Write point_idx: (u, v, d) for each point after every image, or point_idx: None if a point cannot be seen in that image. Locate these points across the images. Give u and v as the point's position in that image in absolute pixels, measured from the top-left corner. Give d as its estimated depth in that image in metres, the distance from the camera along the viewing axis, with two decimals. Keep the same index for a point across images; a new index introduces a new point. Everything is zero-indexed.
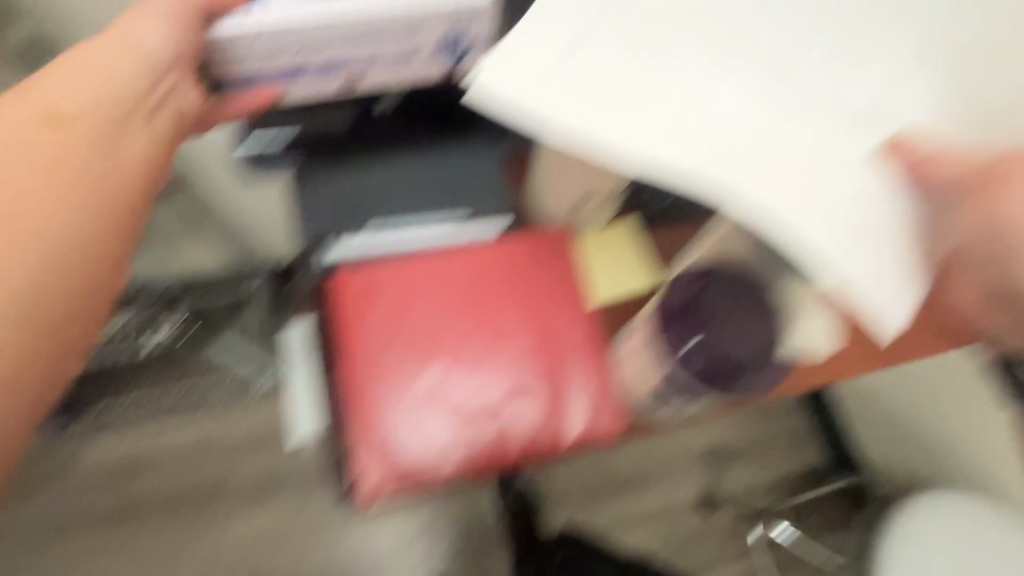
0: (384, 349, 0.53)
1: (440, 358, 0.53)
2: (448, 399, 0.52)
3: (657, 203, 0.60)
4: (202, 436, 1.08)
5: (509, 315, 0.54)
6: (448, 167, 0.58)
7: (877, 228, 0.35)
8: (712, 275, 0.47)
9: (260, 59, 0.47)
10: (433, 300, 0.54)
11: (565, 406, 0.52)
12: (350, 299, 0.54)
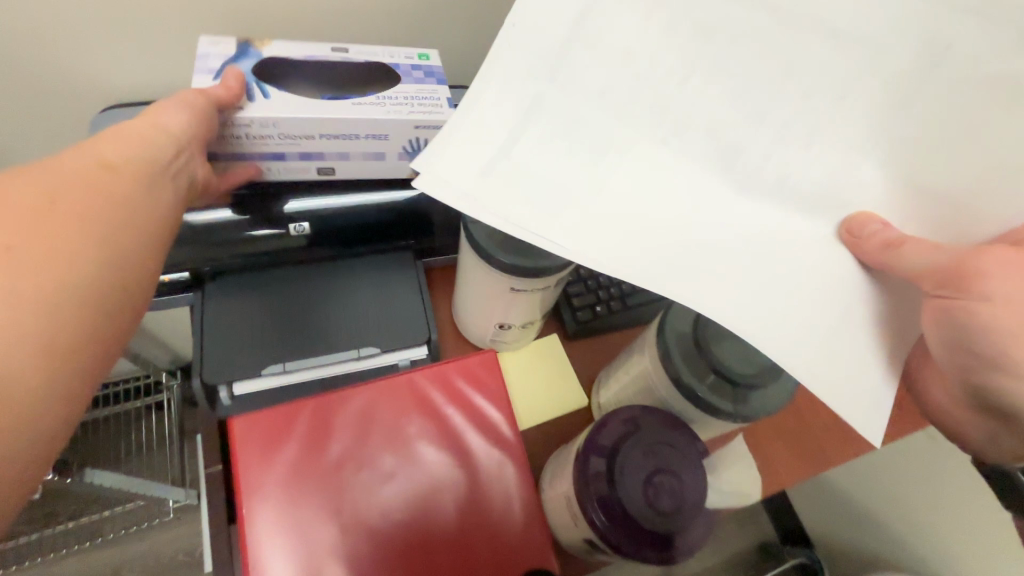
0: (285, 507, 0.46)
1: (354, 511, 0.47)
2: (362, 561, 0.45)
3: (582, 318, 0.59)
4: (98, 569, 0.95)
5: (431, 452, 0.50)
6: (365, 290, 0.55)
7: (836, 332, 0.32)
8: (636, 417, 0.40)
9: (244, 145, 0.43)
10: (347, 441, 0.49)
11: (495, 555, 0.47)
12: (246, 448, 0.47)
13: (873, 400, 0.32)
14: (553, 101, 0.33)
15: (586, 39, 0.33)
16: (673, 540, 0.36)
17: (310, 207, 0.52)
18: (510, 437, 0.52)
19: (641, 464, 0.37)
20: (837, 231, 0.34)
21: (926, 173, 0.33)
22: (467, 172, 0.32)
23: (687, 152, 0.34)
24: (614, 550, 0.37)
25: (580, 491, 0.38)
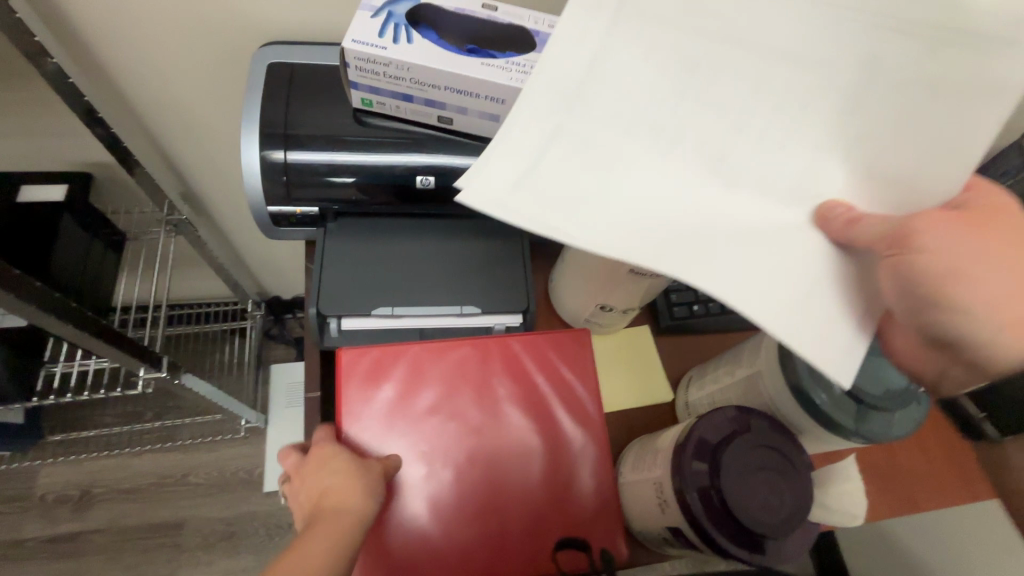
0: (380, 440, 0.49)
1: (442, 457, 0.49)
2: (446, 506, 0.47)
3: (678, 315, 0.59)
4: (171, 470, 1.04)
5: (519, 416, 0.51)
6: (470, 250, 0.57)
7: (812, 304, 0.27)
8: (746, 416, 0.40)
9: (379, 80, 0.48)
10: (443, 390, 0.51)
11: (573, 525, 0.48)
12: (351, 381, 0.50)
13: (849, 356, 0.27)
14: (577, 129, 0.31)
15: (596, 70, 0.31)
16: (767, 546, 0.36)
17: (437, 163, 0.54)
18: (596, 420, 0.52)
19: (746, 464, 0.37)
20: (810, 217, 0.29)
21: (888, 167, 0.29)
22: (504, 182, 0.29)
23: (679, 159, 0.30)
24: (700, 540, 0.37)
25: (679, 479, 0.38)
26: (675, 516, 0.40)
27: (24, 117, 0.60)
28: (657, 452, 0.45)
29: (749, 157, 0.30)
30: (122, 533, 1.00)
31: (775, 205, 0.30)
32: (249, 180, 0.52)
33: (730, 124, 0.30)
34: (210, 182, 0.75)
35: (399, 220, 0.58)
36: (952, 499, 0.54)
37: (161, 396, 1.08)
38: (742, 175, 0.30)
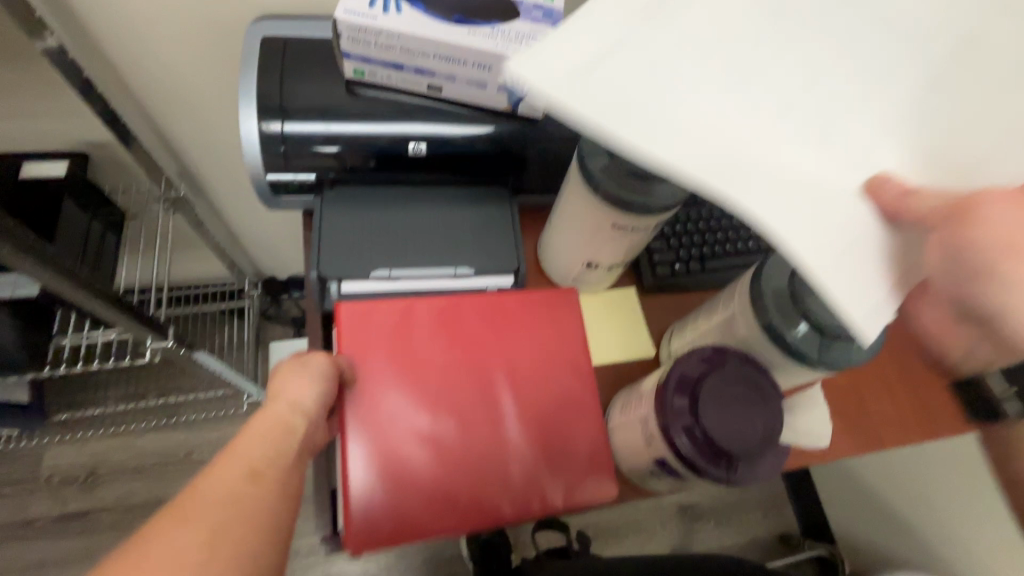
0: (381, 396, 0.51)
1: (441, 409, 0.51)
2: (449, 451, 0.50)
3: (661, 273, 0.62)
4: (175, 447, 1.07)
5: (512, 368, 0.54)
6: (463, 215, 0.60)
7: (849, 255, 0.29)
8: (720, 353, 0.43)
9: (370, 49, 0.50)
10: (437, 347, 0.53)
11: (562, 466, 0.52)
12: (348, 341, 0.52)
13: (873, 305, 0.29)
14: (635, 57, 0.33)
15: (666, 22, 0.34)
16: (739, 466, 0.39)
17: (428, 131, 0.56)
18: (584, 370, 0.55)
19: (721, 394, 0.41)
20: (863, 185, 0.31)
21: (930, 147, 0.33)
22: (560, 70, 0.32)
23: (742, 112, 0.32)
24: (680, 463, 0.41)
25: (661, 412, 0.42)
26: (658, 447, 0.43)
27: (25, 96, 0.61)
28: (643, 393, 0.48)
29: (802, 115, 0.32)
30: (130, 508, 1.03)
31: (833, 164, 0.31)
32: (248, 151, 0.54)
33: (787, 88, 0.33)
34: (207, 161, 0.77)
35: (392, 189, 0.60)
36: (915, 434, 0.58)
37: (164, 377, 1.10)
38: (793, 131, 0.32)
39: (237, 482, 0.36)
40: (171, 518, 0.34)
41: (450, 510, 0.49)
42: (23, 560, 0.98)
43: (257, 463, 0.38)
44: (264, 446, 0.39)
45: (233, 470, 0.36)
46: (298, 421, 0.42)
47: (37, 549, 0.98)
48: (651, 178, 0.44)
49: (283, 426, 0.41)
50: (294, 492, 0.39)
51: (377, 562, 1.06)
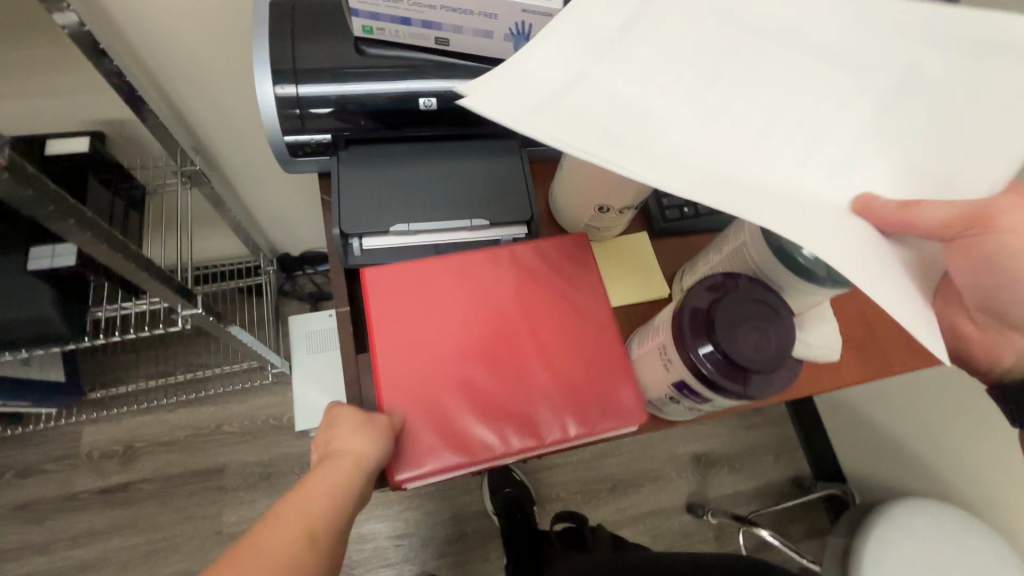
0: (412, 343, 0.53)
1: (471, 355, 0.54)
2: (480, 392, 0.53)
3: (671, 216, 0.64)
4: (206, 420, 1.11)
5: (535, 314, 0.56)
6: (474, 169, 0.62)
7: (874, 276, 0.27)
8: (731, 279, 0.45)
9: (377, 4, 0.51)
10: (465, 297, 0.56)
11: (592, 404, 0.53)
12: (378, 294, 0.54)
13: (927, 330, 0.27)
14: (600, 76, 0.32)
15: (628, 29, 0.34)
16: (756, 378, 0.42)
17: (438, 87, 0.58)
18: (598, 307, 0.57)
19: (735, 313, 0.43)
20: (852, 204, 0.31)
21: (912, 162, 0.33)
22: (519, 103, 0.30)
23: (722, 130, 0.32)
24: (701, 382, 0.43)
25: (680, 335, 0.44)
26: (678, 369, 0.45)
27: (43, 74, 0.62)
28: (659, 323, 0.50)
29: (779, 135, 0.32)
30: (168, 479, 1.08)
31: (821, 181, 0.31)
32: (265, 113, 0.56)
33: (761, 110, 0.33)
34: (221, 135, 0.78)
35: (405, 147, 0.62)
36: (921, 357, 0.60)
37: (188, 354, 1.13)
38: (771, 151, 0.32)
39: (295, 545, 0.41)
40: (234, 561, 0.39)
41: (483, 447, 0.51)
42: (71, 530, 1.03)
43: (315, 526, 0.43)
44: (326, 508, 0.44)
45: (293, 532, 0.42)
46: (360, 480, 0.46)
47: (83, 519, 1.04)
48: None
49: (344, 479, 0.46)
50: (336, 556, 0.44)
51: (405, 520, 1.11)
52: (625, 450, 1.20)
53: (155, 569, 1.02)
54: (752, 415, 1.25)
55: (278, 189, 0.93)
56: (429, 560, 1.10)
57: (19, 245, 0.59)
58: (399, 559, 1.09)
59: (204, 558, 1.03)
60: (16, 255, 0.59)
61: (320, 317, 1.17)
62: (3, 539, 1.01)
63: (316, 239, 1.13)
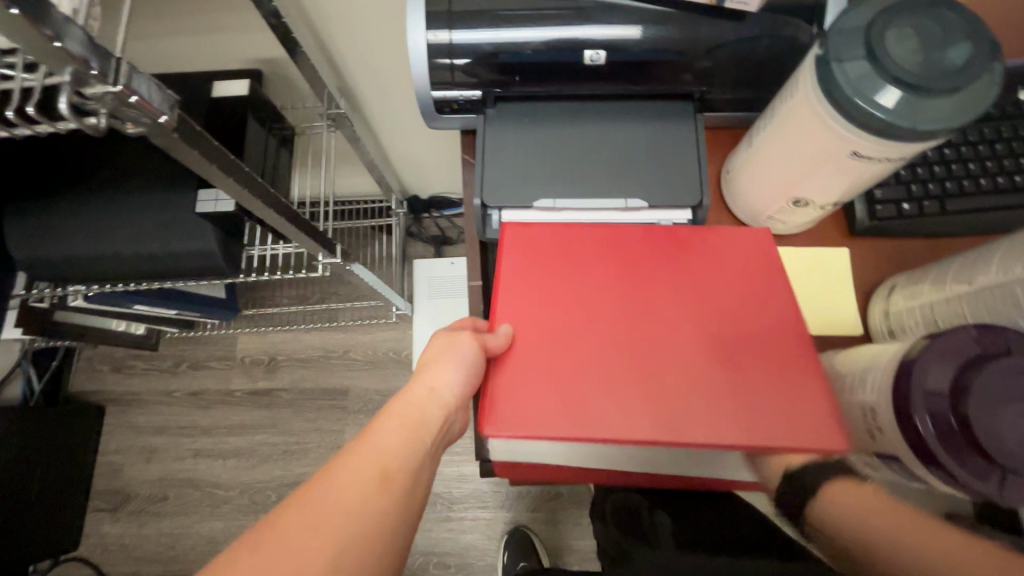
0: (546, 296, 0.47)
1: (599, 338, 0.45)
2: (598, 366, 0.43)
3: (884, 213, 0.50)
4: (337, 345, 1.22)
5: (660, 322, 0.45)
6: (635, 137, 0.52)
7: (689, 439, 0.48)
8: (995, 334, 0.34)
9: None
10: (597, 249, 0.49)
11: (751, 401, 0.42)
12: (518, 244, 0.49)
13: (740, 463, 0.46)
14: None
15: None
16: (1014, 481, 0.31)
17: (609, 35, 0.48)
18: (777, 304, 0.45)
19: (1002, 391, 0.31)
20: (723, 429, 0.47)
21: None
22: None
23: None
24: (918, 457, 0.34)
25: (908, 410, 0.34)
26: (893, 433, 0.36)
27: (211, 12, 0.63)
28: (869, 368, 0.39)
29: None
30: (303, 392, 1.21)
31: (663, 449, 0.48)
32: (414, 64, 0.51)
33: None
34: (366, 78, 0.76)
35: (560, 106, 0.54)
36: None
37: (325, 282, 1.23)
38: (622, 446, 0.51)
39: (368, 482, 0.39)
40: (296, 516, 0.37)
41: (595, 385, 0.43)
42: (227, 421, 1.20)
43: (387, 466, 0.41)
44: (395, 449, 0.42)
45: (363, 473, 0.40)
46: (430, 414, 0.45)
47: (236, 413, 1.20)
48: (925, 91, 0.33)
49: (426, 419, 0.45)
50: (412, 505, 0.41)
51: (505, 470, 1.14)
52: None
53: (290, 466, 1.16)
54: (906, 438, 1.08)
55: (417, 135, 0.92)
56: (524, 512, 1.13)
57: (191, 184, 0.64)
58: (496, 505, 1.13)
59: (328, 465, 1.16)
60: (188, 194, 0.64)
61: (443, 263, 1.19)
62: (178, 419, 1.21)
63: (446, 184, 1.12)
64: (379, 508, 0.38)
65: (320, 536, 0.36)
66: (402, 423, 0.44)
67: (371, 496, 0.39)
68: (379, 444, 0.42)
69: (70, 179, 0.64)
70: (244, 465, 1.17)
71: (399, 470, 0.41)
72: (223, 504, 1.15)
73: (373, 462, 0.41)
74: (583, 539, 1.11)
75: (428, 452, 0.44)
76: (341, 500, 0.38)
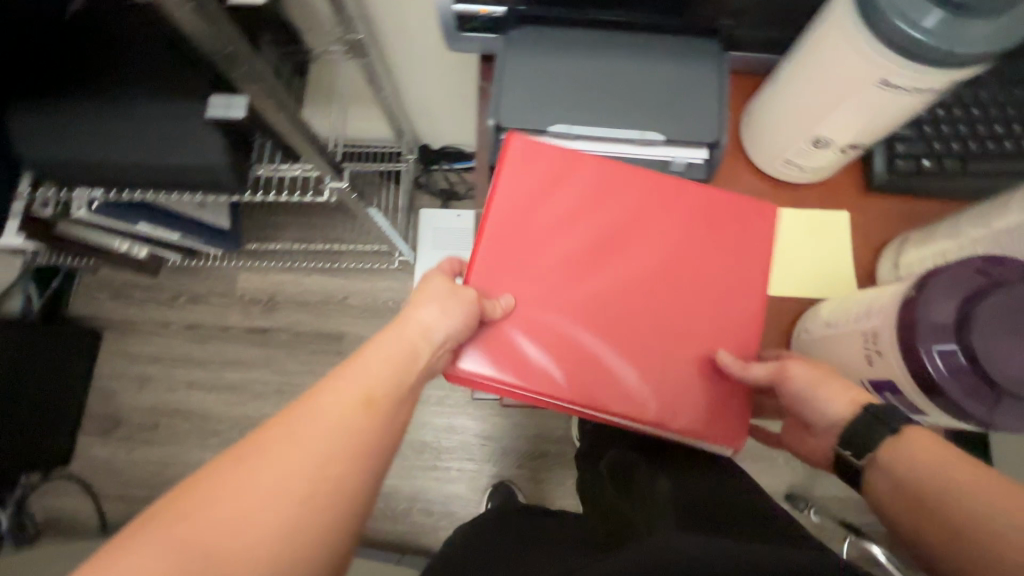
0: (532, 234, 0.48)
1: (571, 290, 0.48)
2: (564, 321, 0.47)
3: (904, 168, 0.49)
4: (337, 289, 1.22)
5: (633, 281, 0.48)
6: (658, 72, 0.51)
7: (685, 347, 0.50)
8: (1001, 267, 0.34)
9: None
10: (592, 191, 0.49)
11: (687, 380, 0.47)
12: (517, 169, 0.49)
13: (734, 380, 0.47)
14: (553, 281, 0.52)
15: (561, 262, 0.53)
16: (1010, 406, 0.32)
17: None
18: (745, 281, 0.48)
19: (1005, 320, 0.31)
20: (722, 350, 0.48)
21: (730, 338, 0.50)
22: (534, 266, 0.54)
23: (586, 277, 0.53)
24: (921, 388, 0.34)
25: (908, 342, 0.34)
26: (891, 364, 0.37)
27: None
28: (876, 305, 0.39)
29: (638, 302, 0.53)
30: (300, 333, 1.21)
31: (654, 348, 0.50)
32: None
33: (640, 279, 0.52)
34: (388, 5, 0.74)
35: (586, 33, 0.52)
36: None
37: (330, 226, 1.22)
38: None
39: (350, 410, 0.38)
40: (267, 445, 0.36)
41: (555, 342, 0.47)
42: (223, 355, 1.21)
43: (371, 394, 0.40)
44: (376, 377, 0.41)
45: (344, 400, 0.38)
46: (422, 352, 0.43)
47: (232, 348, 1.21)
48: (966, 12, 0.32)
49: (411, 357, 0.43)
50: (387, 441, 0.39)
51: (494, 425, 1.15)
52: None
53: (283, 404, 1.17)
54: None
55: (436, 78, 0.90)
56: (510, 467, 1.14)
57: (202, 91, 0.63)
58: (482, 458, 1.14)
59: None
60: (199, 102, 0.63)
61: (450, 216, 1.18)
62: (174, 349, 1.22)
63: (460, 135, 1.11)
64: (348, 445, 0.37)
65: (291, 477, 0.34)
66: (391, 358, 0.42)
67: (347, 427, 0.37)
68: (355, 373, 0.41)
69: (79, 75, 0.63)
70: (238, 398, 1.18)
71: (381, 401, 0.40)
72: (215, 434, 1.17)
73: (354, 393, 0.39)
74: (566, 498, 1.13)
75: (407, 392, 0.42)
76: (308, 431, 0.36)
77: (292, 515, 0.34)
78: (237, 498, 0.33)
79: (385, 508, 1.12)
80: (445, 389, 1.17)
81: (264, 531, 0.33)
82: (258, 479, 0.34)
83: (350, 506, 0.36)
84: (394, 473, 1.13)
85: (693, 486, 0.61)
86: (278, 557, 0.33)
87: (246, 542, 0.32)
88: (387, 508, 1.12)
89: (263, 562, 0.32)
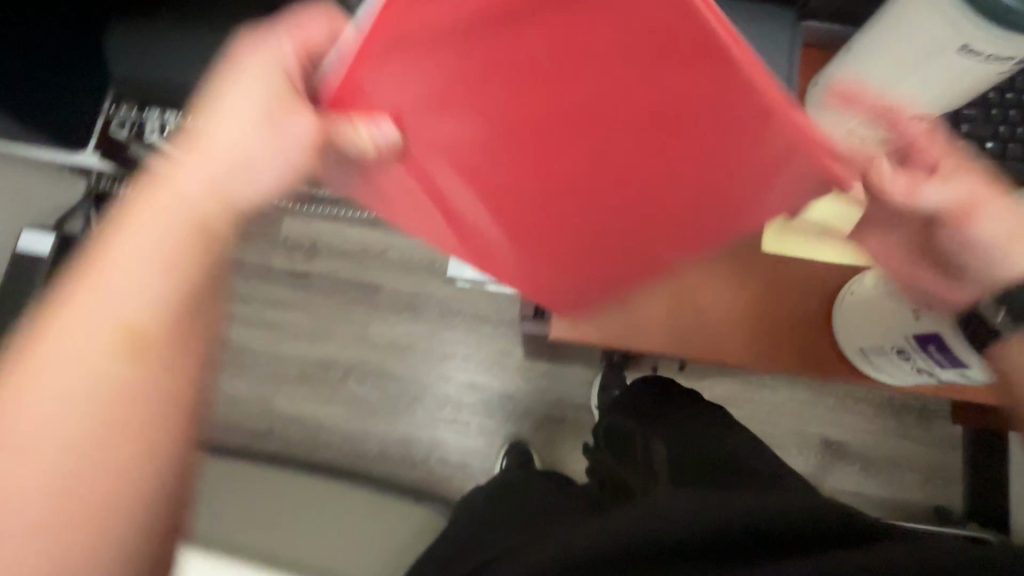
0: (452, 140, 0.37)
1: (490, 194, 0.42)
2: (470, 214, 0.44)
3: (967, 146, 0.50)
4: (377, 242, 1.26)
5: (569, 199, 0.41)
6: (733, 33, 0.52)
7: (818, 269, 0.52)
8: None
9: None
10: (538, 103, 0.32)
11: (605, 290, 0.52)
12: (404, 46, 0.29)
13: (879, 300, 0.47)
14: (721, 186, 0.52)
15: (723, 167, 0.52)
16: None
17: None
18: (711, 225, 0.40)
19: None
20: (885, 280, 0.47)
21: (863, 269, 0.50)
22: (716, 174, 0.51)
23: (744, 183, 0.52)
24: None
25: None
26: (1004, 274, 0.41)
27: None
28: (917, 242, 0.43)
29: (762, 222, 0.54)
30: (338, 280, 1.25)
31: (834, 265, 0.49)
32: None
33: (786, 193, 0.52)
34: None
35: None
36: None
37: None
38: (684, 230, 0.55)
39: (111, 338, 0.37)
40: (26, 377, 0.36)
41: (460, 224, 0.45)
42: (263, 294, 1.26)
43: (131, 323, 0.38)
44: (141, 298, 0.38)
45: (104, 334, 0.37)
46: (215, 249, 0.40)
47: (273, 289, 1.26)
48: None
49: (177, 259, 0.39)
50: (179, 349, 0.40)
51: (517, 387, 1.19)
52: (752, 404, 1.14)
53: (317, 346, 1.22)
54: (911, 426, 1.11)
55: None
56: (529, 428, 1.18)
57: None
58: (502, 417, 1.18)
59: (352, 351, 1.22)
60: None
61: None
62: None
63: None
64: (130, 370, 0.38)
65: (74, 420, 0.36)
66: (160, 262, 0.38)
67: (128, 355, 0.37)
68: (110, 283, 0.38)
69: None
70: (275, 337, 1.24)
71: (152, 328, 0.38)
72: (251, 368, 1.23)
73: (116, 321, 0.37)
74: (580, 463, 1.16)
75: (200, 301, 0.41)
76: (79, 373, 0.36)
77: (111, 448, 0.37)
78: (43, 446, 0.36)
79: (405, 454, 1.17)
80: (472, 347, 1.20)
81: (83, 469, 0.36)
82: (48, 428, 0.36)
83: (152, 413, 0.38)
84: (416, 421, 1.18)
85: (688, 450, 0.70)
86: (113, 473, 0.37)
87: (72, 476, 0.36)
88: (407, 453, 1.17)
89: (94, 480, 0.36)
